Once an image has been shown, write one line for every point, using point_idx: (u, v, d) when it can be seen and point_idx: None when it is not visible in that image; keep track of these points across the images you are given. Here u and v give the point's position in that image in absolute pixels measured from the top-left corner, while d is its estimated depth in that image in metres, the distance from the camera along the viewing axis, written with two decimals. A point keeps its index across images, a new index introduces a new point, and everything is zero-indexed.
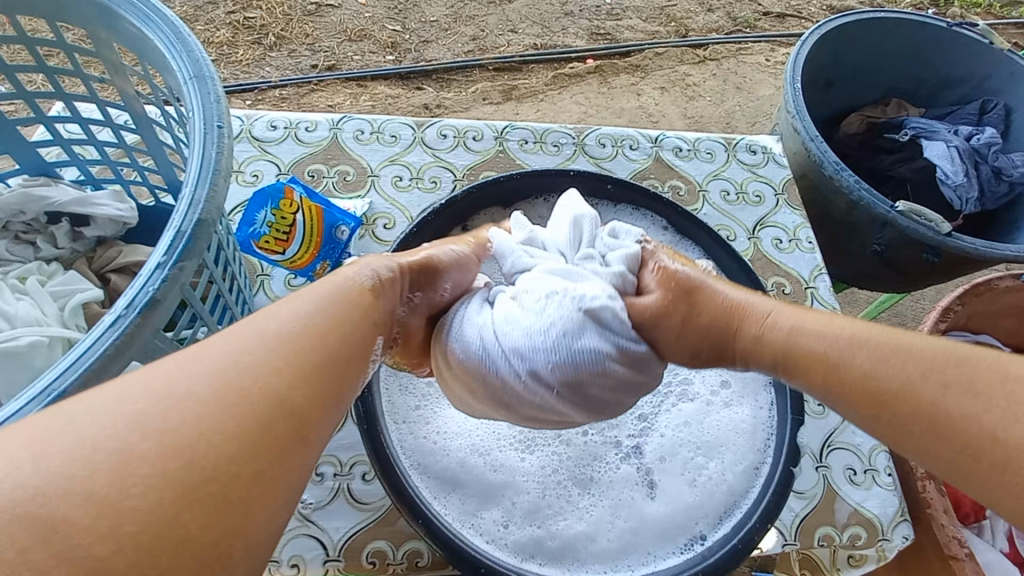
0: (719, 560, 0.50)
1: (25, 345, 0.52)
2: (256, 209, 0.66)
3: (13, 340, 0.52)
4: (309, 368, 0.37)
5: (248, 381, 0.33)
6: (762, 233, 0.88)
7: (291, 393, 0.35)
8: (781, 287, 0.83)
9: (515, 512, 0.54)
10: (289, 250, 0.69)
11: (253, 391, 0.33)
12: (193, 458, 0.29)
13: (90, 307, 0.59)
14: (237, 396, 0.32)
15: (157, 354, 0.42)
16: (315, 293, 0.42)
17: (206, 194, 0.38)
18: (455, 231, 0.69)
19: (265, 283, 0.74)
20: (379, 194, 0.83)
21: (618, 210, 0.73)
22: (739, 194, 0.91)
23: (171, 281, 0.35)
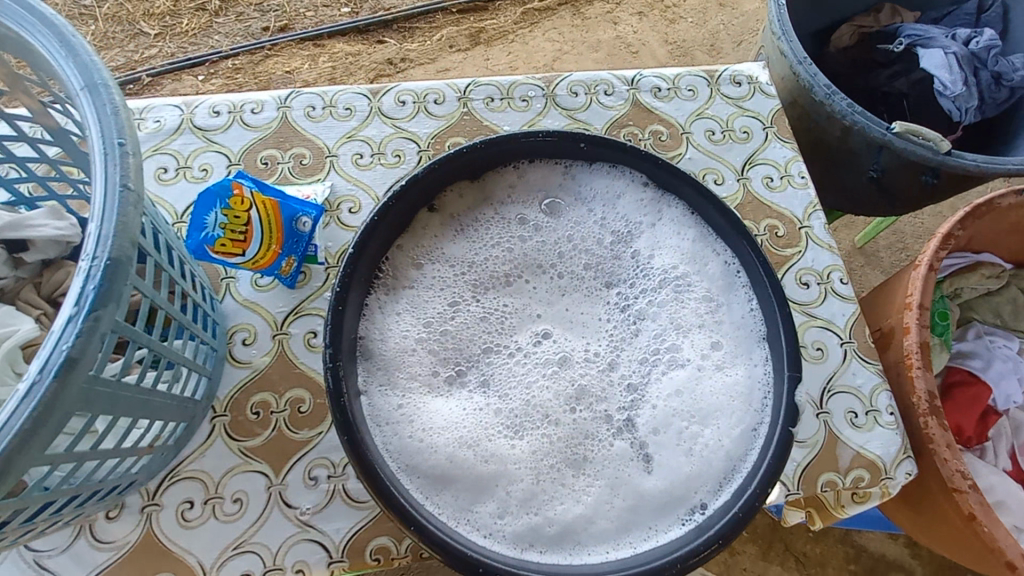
0: (719, 531, 0.49)
1: None
2: (204, 212, 0.61)
3: None
4: None
5: None
6: (751, 173, 0.83)
7: None
8: (773, 230, 0.79)
9: (511, 503, 0.53)
10: (248, 251, 0.64)
11: None
12: None
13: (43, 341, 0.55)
14: None
15: (102, 401, 0.39)
16: None
17: (115, 227, 0.33)
18: (421, 214, 0.63)
19: (231, 286, 0.70)
20: (340, 175, 0.78)
21: (593, 170, 0.68)
22: (725, 132, 0.85)
23: (88, 334, 0.31)
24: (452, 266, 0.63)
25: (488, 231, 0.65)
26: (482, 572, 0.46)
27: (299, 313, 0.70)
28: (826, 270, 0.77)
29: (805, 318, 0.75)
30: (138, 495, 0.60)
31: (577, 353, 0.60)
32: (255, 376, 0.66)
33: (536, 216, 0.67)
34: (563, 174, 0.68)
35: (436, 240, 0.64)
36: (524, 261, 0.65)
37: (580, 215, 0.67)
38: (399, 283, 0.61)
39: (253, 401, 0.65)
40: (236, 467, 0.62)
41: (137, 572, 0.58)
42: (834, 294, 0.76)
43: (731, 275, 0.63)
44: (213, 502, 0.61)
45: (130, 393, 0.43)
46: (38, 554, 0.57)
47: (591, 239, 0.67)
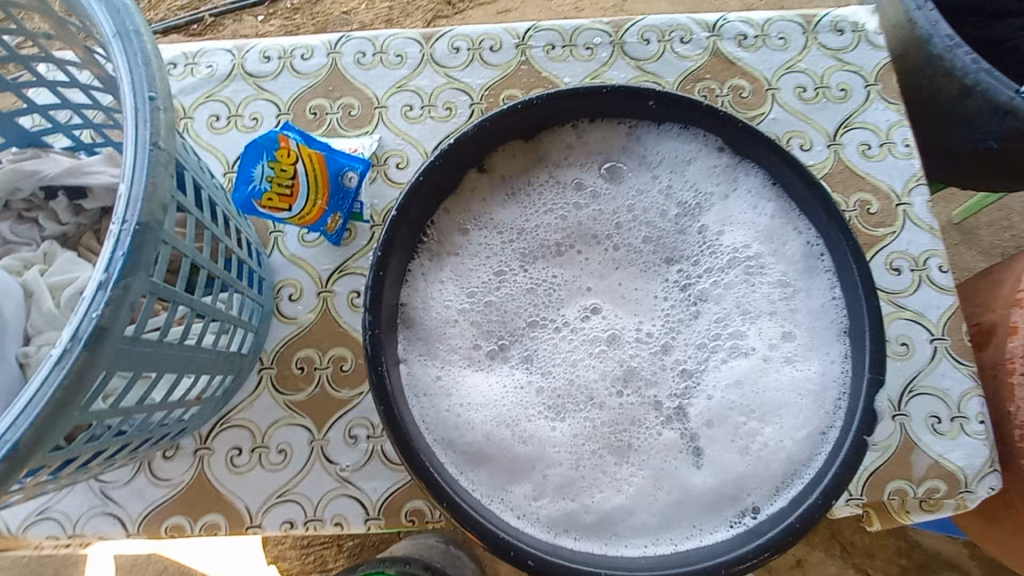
0: (771, 540, 0.45)
1: None
2: (251, 164, 0.59)
3: None
4: None
5: None
6: (845, 138, 0.72)
7: None
8: (864, 206, 0.70)
9: (547, 486, 0.51)
10: (295, 206, 0.63)
11: None
12: None
13: None
14: None
15: (144, 361, 0.39)
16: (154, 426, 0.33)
17: (145, 190, 0.32)
18: (471, 174, 0.59)
19: (279, 240, 0.69)
20: (389, 128, 0.74)
21: (661, 132, 0.61)
22: (818, 89, 0.74)
23: (117, 303, 0.30)
24: (499, 233, 0.59)
25: (540, 196, 0.61)
26: (513, 556, 0.45)
27: (344, 272, 0.69)
28: (923, 255, 0.68)
29: (892, 308, 0.66)
30: (191, 438, 0.63)
31: (628, 333, 0.56)
32: (300, 332, 0.67)
33: (594, 182, 0.61)
34: (626, 137, 0.61)
35: (484, 204, 0.60)
36: (577, 231, 0.60)
37: (643, 182, 0.61)
38: (444, 248, 0.58)
39: (298, 357, 0.66)
40: (281, 419, 0.64)
41: (190, 510, 0.61)
42: (929, 283, 0.67)
43: (812, 258, 0.56)
44: (259, 450, 0.63)
45: (173, 352, 0.43)
46: (104, 485, 0.61)
47: (653, 210, 0.60)
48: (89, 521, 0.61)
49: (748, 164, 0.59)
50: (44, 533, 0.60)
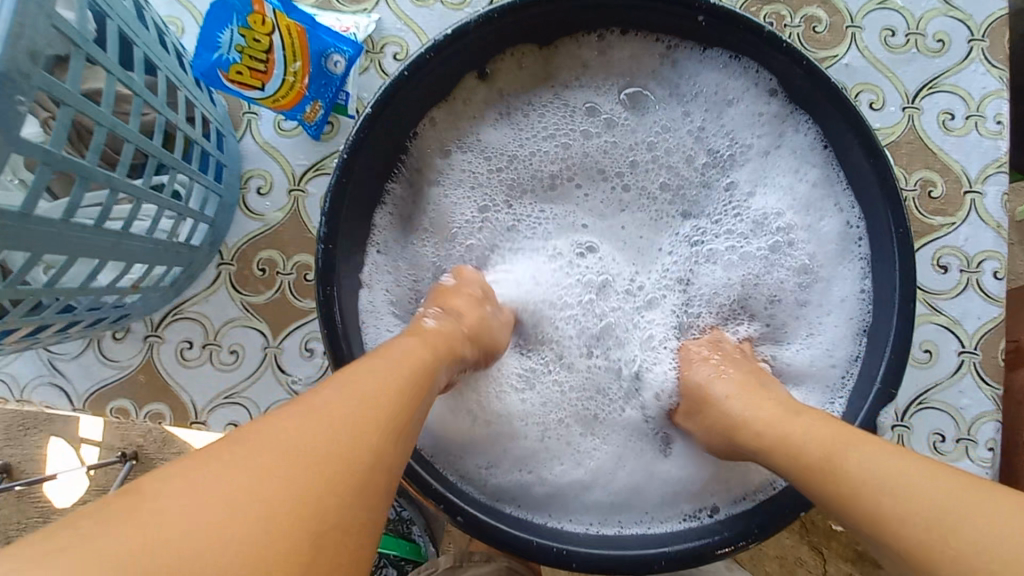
0: (725, 538, 0.41)
1: None
2: (216, 27, 0.49)
3: None
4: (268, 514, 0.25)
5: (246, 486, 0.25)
6: (925, 102, 0.60)
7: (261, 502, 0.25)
8: (925, 187, 0.59)
9: (502, 447, 0.47)
10: (269, 86, 0.54)
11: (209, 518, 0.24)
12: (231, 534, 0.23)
13: None
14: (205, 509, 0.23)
15: (42, 242, 0.34)
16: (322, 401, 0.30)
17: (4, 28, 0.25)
18: (466, 81, 0.50)
19: (253, 123, 0.62)
20: (390, 9, 0.63)
21: (704, 58, 0.50)
22: (909, 35, 0.61)
23: None
24: (494, 156, 0.53)
25: (546, 118, 0.53)
26: (443, 509, 0.41)
27: (319, 171, 0.62)
28: (978, 256, 0.58)
29: (925, 310, 0.58)
30: (143, 323, 0.59)
31: (619, 282, 0.52)
32: (267, 231, 0.61)
33: (611, 109, 0.53)
34: (661, 62, 0.51)
35: (481, 117, 0.52)
36: (581, 162, 0.53)
37: (672, 116, 0.53)
38: (423, 167, 0.52)
39: (261, 258, 0.61)
40: (237, 320, 0.60)
41: (138, 395, 0.59)
42: (976, 288, 0.58)
43: (850, 250, 0.48)
44: (211, 347, 0.60)
45: (87, 235, 0.38)
46: (52, 356, 0.59)
47: (679, 153, 0.52)
48: (36, 389, 0.59)
49: (803, 117, 0.49)
50: None
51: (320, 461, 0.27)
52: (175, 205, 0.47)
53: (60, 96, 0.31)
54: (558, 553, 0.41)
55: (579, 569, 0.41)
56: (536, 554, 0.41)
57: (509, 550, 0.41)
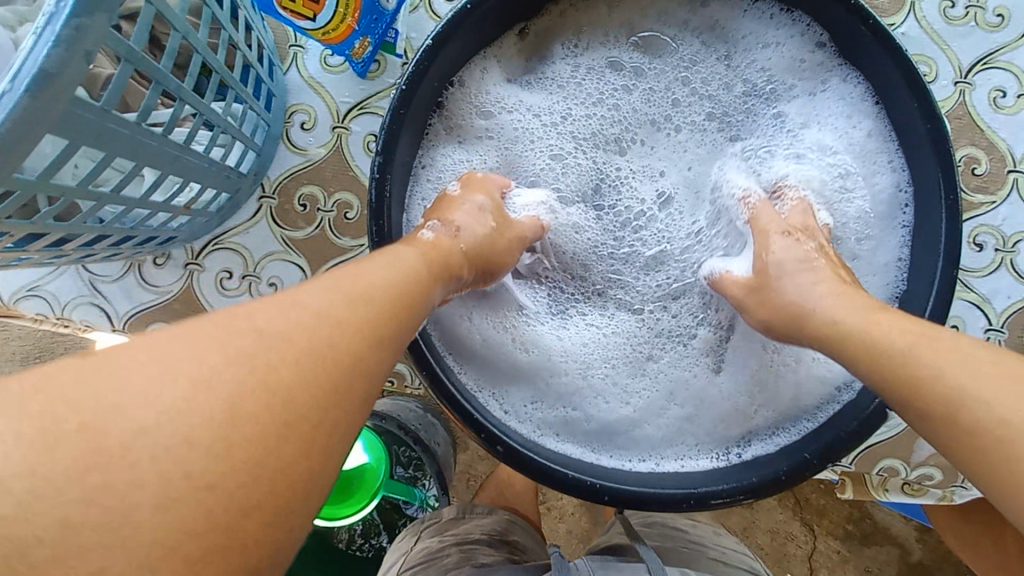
0: (749, 484, 0.43)
1: None
2: None
3: None
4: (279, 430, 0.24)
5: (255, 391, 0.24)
6: (978, 78, 0.60)
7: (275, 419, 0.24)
8: (969, 164, 0.59)
9: (549, 393, 0.49)
10: (319, 18, 0.53)
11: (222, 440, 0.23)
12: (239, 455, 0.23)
13: None
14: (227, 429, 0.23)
15: (118, 144, 0.34)
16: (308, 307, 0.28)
17: None
18: (511, 36, 0.51)
19: (298, 56, 0.61)
20: None
21: (749, 12, 0.51)
22: (969, 7, 0.60)
23: (69, 47, 0.24)
24: (538, 108, 0.53)
25: (591, 77, 0.53)
26: (484, 438, 0.43)
27: (363, 110, 0.62)
28: (1014, 236, 0.59)
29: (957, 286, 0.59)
30: (183, 251, 0.60)
31: (675, 239, 0.53)
32: (309, 166, 0.61)
33: (628, 57, 0.53)
34: (690, 12, 0.53)
35: (518, 70, 0.53)
36: (632, 122, 0.53)
37: (709, 76, 0.53)
38: (481, 106, 0.52)
39: (302, 193, 0.61)
40: (276, 253, 0.61)
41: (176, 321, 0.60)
42: (1009, 268, 0.59)
43: (891, 196, 0.49)
44: (250, 279, 0.61)
45: (155, 145, 0.38)
46: (93, 277, 0.60)
47: (723, 93, 0.53)
48: (77, 308, 0.60)
49: (846, 67, 0.50)
50: (33, 310, 0.60)
51: (331, 325, 0.28)
52: (230, 128, 0.47)
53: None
54: (592, 487, 0.43)
55: (609, 502, 0.43)
56: (571, 487, 0.43)
57: (544, 480, 0.43)
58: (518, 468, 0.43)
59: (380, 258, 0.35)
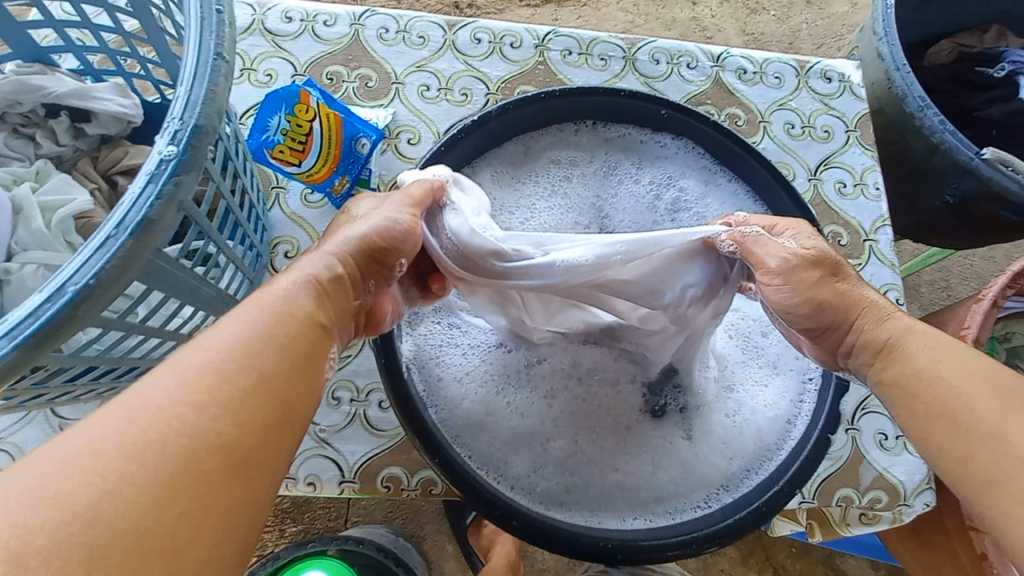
0: (737, 521, 0.49)
1: (29, 272, 0.49)
2: (268, 114, 0.59)
3: (17, 267, 0.49)
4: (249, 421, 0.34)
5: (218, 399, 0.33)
6: (824, 174, 0.79)
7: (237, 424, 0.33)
8: (836, 237, 0.76)
9: (549, 467, 0.55)
10: (305, 163, 0.63)
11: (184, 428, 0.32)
12: (206, 444, 0.32)
13: (83, 219, 0.53)
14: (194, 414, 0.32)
15: (159, 277, 0.38)
16: (240, 329, 0.37)
17: (205, 95, 0.33)
18: (489, 155, 0.63)
19: (280, 196, 0.69)
20: (404, 104, 0.75)
21: (654, 138, 0.66)
22: (805, 128, 0.81)
23: (167, 199, 0.30)
24: (509, 208, 0.63)
25: (543, 179, 0.65)
26: (497, 515, 0.47)
27: None
28: (883, 287, 0.75)
29: None
30: None
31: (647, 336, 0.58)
32: None
33: (565, 162, 0.66)
34: (613, 142, 0.66)
35: (486, 178, 0.63)
36: (580, 209, 0.65)
37: (625, 178, 0.66)
38: None
39: None
40: None
41: None
42: None
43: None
44: None
45: (183, 276, 0.42)
46: (64, 421, 0.58)
47: (644, 196, 0.66)
48: None
49: (726, 173, 0.66)
50: None
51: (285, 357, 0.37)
52: (233, 258, 0.52)
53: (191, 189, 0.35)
54: (601, 546, 0.47)
55: (620, 560, 0.47)
56: (580, 547, 0.47)
57: (557, 548, 0.47)
58: (534, 542, 0.47)
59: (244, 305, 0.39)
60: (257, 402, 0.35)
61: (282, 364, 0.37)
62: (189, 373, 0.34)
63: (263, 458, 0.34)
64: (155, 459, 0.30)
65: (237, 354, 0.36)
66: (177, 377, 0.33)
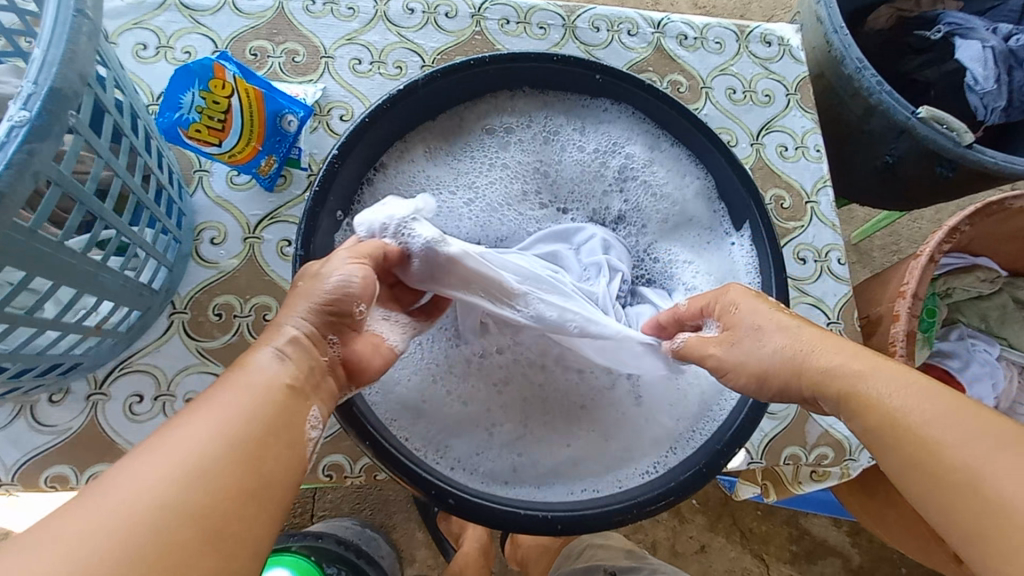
0: (679, 484, 0.49)
1: None
2: (180, 90, 0.55)
3: None
4: (239, 496, 0.32)
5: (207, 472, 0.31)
6: (766, 139, 0.79)
7: (229, 497, 0.31)
8: (779, 201, 0.77)
9: (490, 444, 0.54)
10: (226, 142, 0.59)
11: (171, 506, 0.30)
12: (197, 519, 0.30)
13: None
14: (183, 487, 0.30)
15: (39, 263, 0.35)
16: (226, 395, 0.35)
17: (62, 56, 0.29)
18: (423, 124, 0.61)
19: (204, 180, 0.65)
20: (334, 79, 0.72)
21: (593, 101, 0.65)
22: (746, 92, 0.80)
23: (18, 169, 0.27)
24: (448, 178, 0.63)
25: (481, 152, 0.64)
26: (435, 494, 0.46)
27: (274, 219, 0.66)
28: (824, 248, 0.76)
29: (797, 293, 0.74)
30: (85, 382, 0.57)
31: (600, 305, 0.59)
32: (222, 277, 0.63)
33: (505, 128, 0.64)
34: (552, 109, 0.65)
35: (420, 153, 0.61)
36: (523, 175, 0.65)
37: (566, 144, 0.66)
38: (397, 190, 0.60)
39: (217, 303, 0.62)
40: (193, 366, 0.60)
41: (78, 458, 0.55)
42: (828, 273, 0.75)
43: (716, 228, 0.66)
44: (164, 399, 0.58)
45: (73, 261, 0.38)
46: None
47: (587, 160, 0.66)
48: None
49: (668, 137, 0.65)
50: None
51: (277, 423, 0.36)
52: (142, 245, 0.49)
53: (53, 176, 0.32)
54: (544, 518, 0.47)
55: (563, 529, 0.47)
56: (523, 522, 0.46)
57: (501, 526, 0.46)
58: (473, 519, 0.46)
59: (236, 371, 0.37)
60: (236, 466, 0.33)
61: (275, 428, 0.35)
62: (175, 443, 0.32)
63: (246, 527, 0.32)
64: (137, 531, 0.28)
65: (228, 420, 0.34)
66: (165, 446, 0.32)
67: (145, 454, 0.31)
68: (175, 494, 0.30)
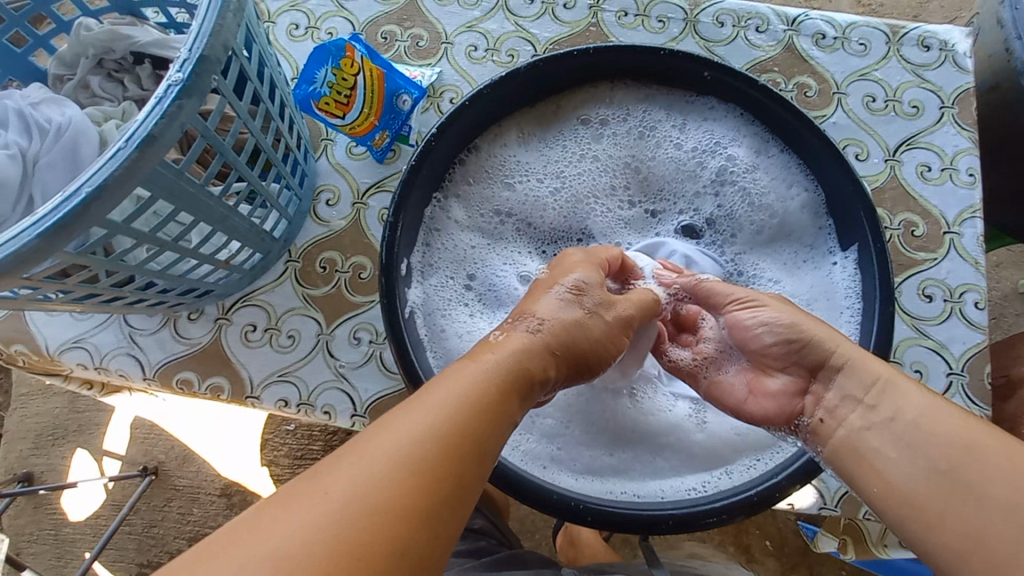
0: (726, 506, 0.47)
1: None
2: (315, 66, 0.62)
3: None
4: (429, 516, 0.32)
5: (405, 484, 0.33)
6: (905, 156, 0.70)
7: (420, 516, 0.32)
8: (909, 227, 0.67)
9: (535, 427, 0.56)
10: (349, 115, 0.66)
11: (371, 510, 0.31)
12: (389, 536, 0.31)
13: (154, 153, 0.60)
14: (382, 493, 0.32)
15: (184, 200, 0.43)
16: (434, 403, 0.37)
17: (211, 28, 0.36)
18: (523, 109, 0.63)
19: (328, 148, 0.73)
20: (451, 64, 0.76)
21: (698, 99, 0.62)
22: (888, 101, 0.71)
23: (170, 118, 0.34)
24: (531, 166, 0.64)
25: (572, 142, 0.64)
26: None
27: (380, 188, 0.73)
28: (959, 287, 0.66)
29: (914, 334, 0.65)
30: (215, 307, 0.68)
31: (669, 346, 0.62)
32: (330, 235, 0.71)
33: (601, 119, 0.64)
34: (653, 105, 0.64)
35: (514, 139, 0.63)
36: (612, 169, 0.64)
37: (662, 140, 0.64)
38: (487, 172, 0.63)
39: (323, 257, 0.70)
40: (297, 308, 0.68)
41: (201, 368, 0.66)
42: (960, 317, 0.65)
43: (820, 242, 0.60)
44: (271, 331, 0.67)
45: (212, 203, 0.46)
46: (133, 329, 0.67)
47: (684, 160, 0.64)
48: (114, 358, 0.67)
49: (779, 141, 0.61)
50: (75, 361, 0.66)
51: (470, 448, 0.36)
52: (268, 198, 0.57)
53: (198, 129, 0.40)
54: (576, 507, 0.48)
55: (592, 521, 0.47)
56: (555, 506, 0.48)
57: (533, 505, 0.48)
58: (510, 492, 0.48)
59: (443, 379, 0.39)
60: (445, 467, 0.34)
61: (470, 448, 0.36)
62: (383, 444, 0.34)
63: (428, 552, 0.32)
64: (341, 529, 0.30)
65: (428, 430, 0.35)
66: (373, 446, 0.34)
67: (360, 452, 0.34)
68: (376, 498, 0.31)
